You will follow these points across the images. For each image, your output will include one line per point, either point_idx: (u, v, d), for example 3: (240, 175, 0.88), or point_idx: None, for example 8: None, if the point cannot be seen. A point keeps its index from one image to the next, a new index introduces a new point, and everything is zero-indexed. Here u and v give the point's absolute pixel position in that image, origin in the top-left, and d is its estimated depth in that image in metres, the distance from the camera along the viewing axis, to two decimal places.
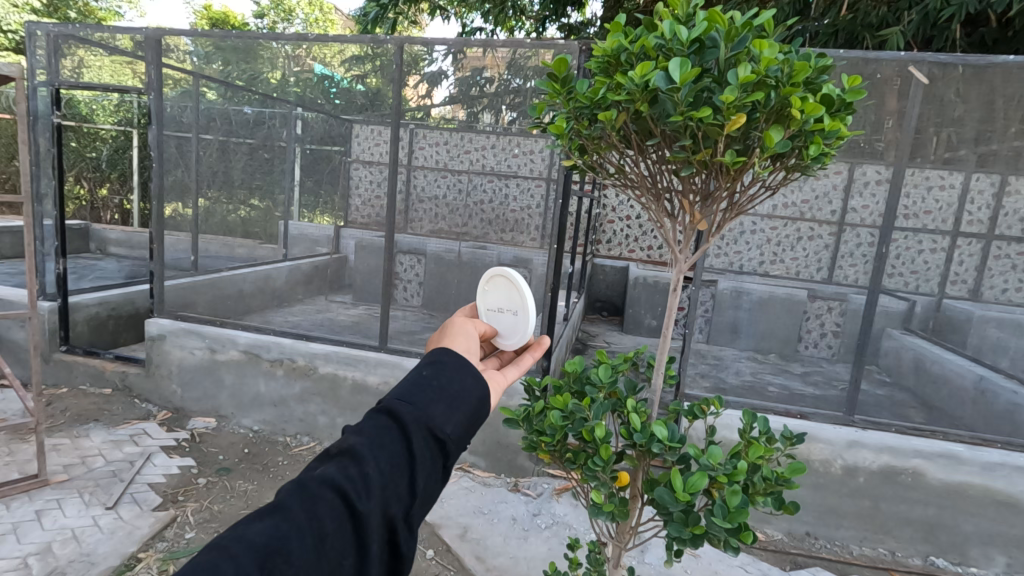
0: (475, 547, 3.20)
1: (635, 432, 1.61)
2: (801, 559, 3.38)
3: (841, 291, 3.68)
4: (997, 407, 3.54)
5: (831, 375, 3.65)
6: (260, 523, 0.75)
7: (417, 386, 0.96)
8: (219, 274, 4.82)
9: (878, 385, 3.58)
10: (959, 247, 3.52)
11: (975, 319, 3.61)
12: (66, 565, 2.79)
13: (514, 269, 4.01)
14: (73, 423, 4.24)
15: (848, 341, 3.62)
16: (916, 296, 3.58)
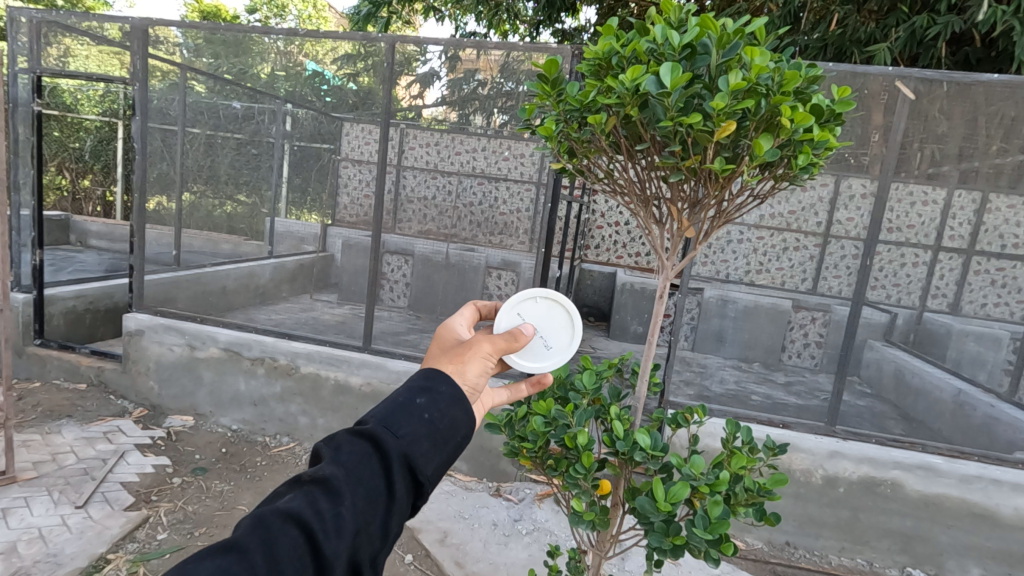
0: (455, 552, 3.17)
1: (617, 440, 1.56)
2: (781, 569, 3.39)
3: (825, 302, 3.67)
4: (975, 419, 3.57)
5: (814, 385, 3.66)
6: (214, 562, 0.73)
7: (405, 413, 0.92)
8: (203, 270, 4.71)
9: (860, 396, 3.60)
10: (940, 261, 3.55)
11: (955, 332, 3.61)
12: (31, 567, 2.69)
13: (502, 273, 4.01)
14: (44, 418, 4.12)
15: (832, 353, 3.66)
16: (898, 309, 3.60)
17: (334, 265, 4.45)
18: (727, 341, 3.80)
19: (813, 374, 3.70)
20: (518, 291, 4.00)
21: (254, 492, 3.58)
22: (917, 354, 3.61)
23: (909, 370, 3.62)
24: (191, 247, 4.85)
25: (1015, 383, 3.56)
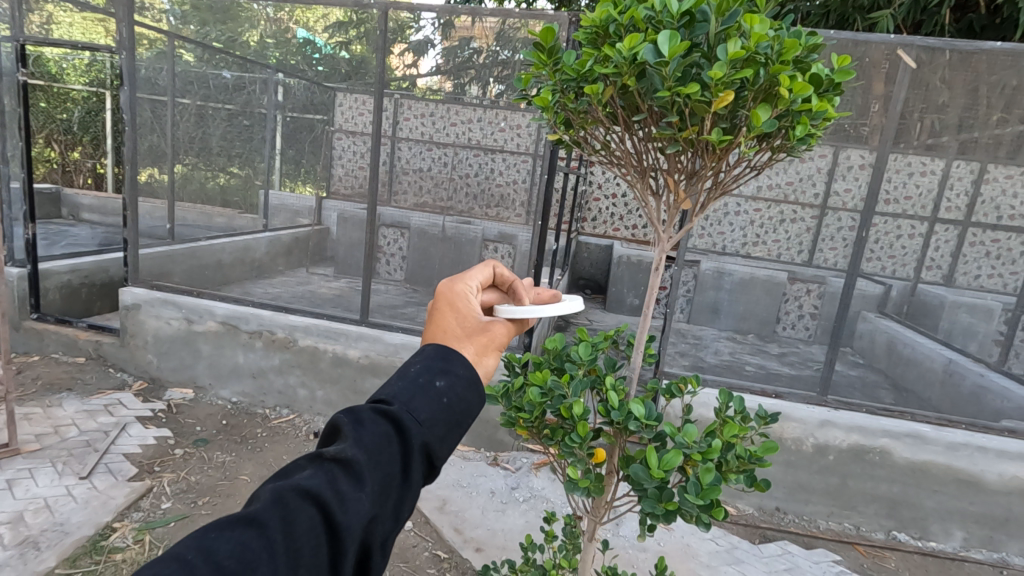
0: (454, 519, 3.25)
1: (612, 409, 1.59)
2: (771, 534, 3.49)
3: (820, 274, 3.67)
4: (964, 388, 3.62)
5: (807, 356, 3.71)
6: (235, 536, 0.74)
7: (425, 397, 0.98)
8: (198, 244, 4.68)
9: (852, 366, 3.64)
10: (937, 233, 3.55)
11: (947, 304, 3.64)
12: (38, 535, 2.75)
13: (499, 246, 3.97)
14: (44, 391, 4.14)
15: (825, 324, 3.67)
16: (893, 280, 3.63)
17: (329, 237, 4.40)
18: (722, 313, 3.84)
19: (806, 345, 3.74)
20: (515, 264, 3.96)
21: (256, 463, 3.64)
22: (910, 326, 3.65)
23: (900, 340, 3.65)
24: (185, 220, 4.79)
25: (1004, 354, 3.61)
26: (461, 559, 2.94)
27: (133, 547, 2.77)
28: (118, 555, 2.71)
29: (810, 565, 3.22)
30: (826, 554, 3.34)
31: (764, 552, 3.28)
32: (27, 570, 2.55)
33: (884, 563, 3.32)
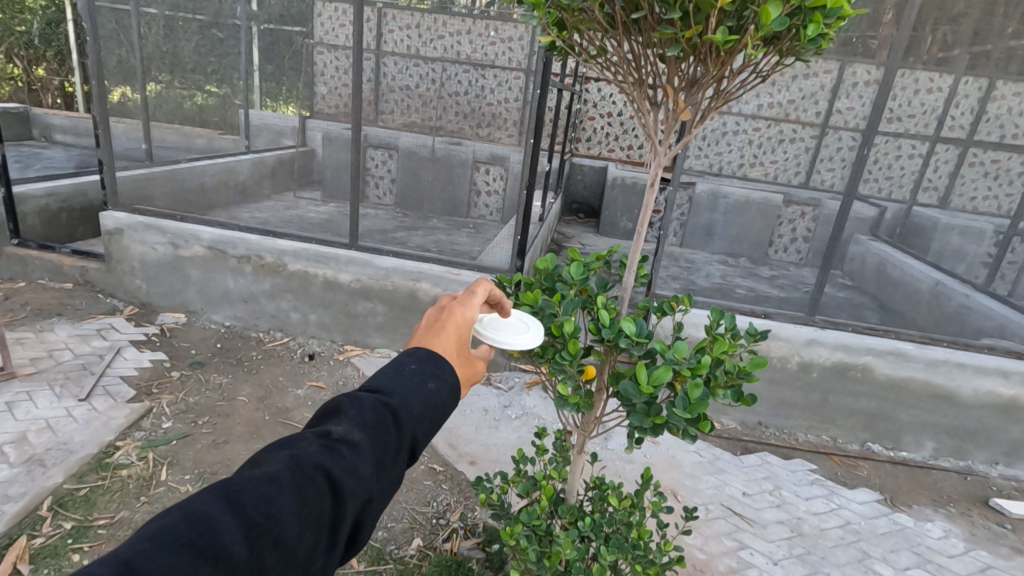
0: (449, 435, 3.36)
1: (603, 328, 1.58)
2: (752, 446, 3.65)
3: (815, 197, 3.62)
4: (948, 309, 3.67)
5: (797, 279, 3.71)
6: (254, 491, 0.74)
7: (423, 385, 0.98)
8: (178, 166, 4.52)
9: (840, 288, 3.67)
10: (937, 152, 3.50)
11: (940, 226, 3.69)
12: (44, 454, 2.82)
13: (491, 168, 3.93)
14: (35, 316, 4.12)
15: (818, 246, 3.67)
16: (888, 203, 3.60)
17: (316, 160, 4.24)
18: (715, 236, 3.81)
19: (796, 269, 3.73)
20: (508, 186, 3.93)
21: (253, 384, 3.71)
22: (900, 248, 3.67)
23: (891, 262, 3.66)
24: (163, 141, 4.68)
25: (990, 275, 3.73)
26: (456, 471, 3.08)
27: (138, 464, 2.86)
28: (124, 471, 2.80)
29: (788, 474, 3.40)
30: (803, 464, 3.52)
31: (745, 463, 3.45)
32: (36, 486, 2.63)
33: (857, 472, 3.51)
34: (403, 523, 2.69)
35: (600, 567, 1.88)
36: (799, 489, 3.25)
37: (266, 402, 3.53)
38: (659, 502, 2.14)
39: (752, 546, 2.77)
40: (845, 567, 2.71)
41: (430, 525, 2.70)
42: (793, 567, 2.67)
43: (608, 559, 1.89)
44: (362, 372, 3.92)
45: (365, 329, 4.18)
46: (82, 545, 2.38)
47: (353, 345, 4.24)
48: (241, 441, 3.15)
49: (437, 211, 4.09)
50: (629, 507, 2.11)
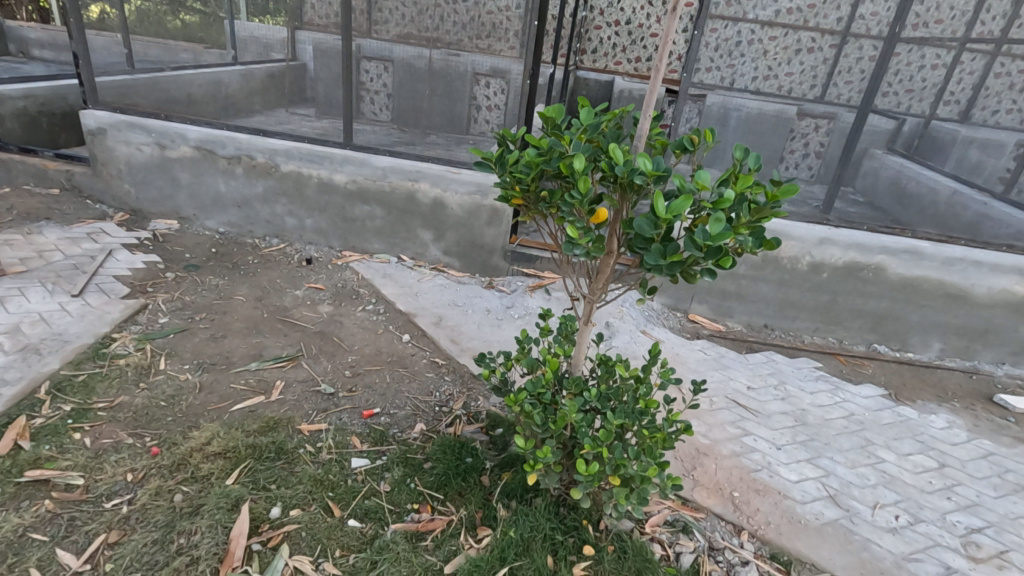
0: (451, 332, 3.32)
1: (616, 166, 1.50)
2: (757, 347, 3.61)
3: (831, 110, 3.43)
4: (964, 219, 3.47)
5: (807, 196, 3.56)
6: None
7: None
8: (163, 72, 4.16)
9: (850, 205, 3.52)
10: (962, 63, 3.26)
11: (960, 139, 3.44)
12: (39, 343, 2.77)
13: (491, 82, 3.62)
14: (22, 220, 4.00)
15: (829, 163, 3.51)
16: (906, 116, 3.40)
17: (308, 74, 3.91)
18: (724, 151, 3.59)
19: (807, 186, 3.57)
20: (508, 103, 3.65)
21: (250, 285, 3.63)
22: (918, 163, 3.48)
23: (906, 175, 3.49)
24: (146, 56, 4.16)
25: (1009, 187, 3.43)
26: (458, 365, 3.04)
27: (136, 354, 2.82)
28: (121, 361, 2.76)
29: (792, 371, 3.37)
30: (808, 363, 3.49)
31: (750, 361, 3.42)
32: (32, 372, 2.60)
33: (862, 370, 3.49)
34: (406, 410, 2.67)
35: (606, 430, 1.84)
36: (803, 384, 3.24)
37: (264, 302, 3.46)
38: (667, 375, 2.09)
39: (756, 432, 2.76)
40: (847, 452, 2.71)
41: (433, 411, 2.67)
42: (796, 452, 2.67)
43: (614, 423, 1.85)
44: (361, 276, 3.83)
45: (363, 234, 4.07)
46: (83, 425, 2.37)
47: (352, 251, 4.13)
48: (240, 336, 3.10)
49: (436, 127, 3.82)
50: (636, 380, 2.05)
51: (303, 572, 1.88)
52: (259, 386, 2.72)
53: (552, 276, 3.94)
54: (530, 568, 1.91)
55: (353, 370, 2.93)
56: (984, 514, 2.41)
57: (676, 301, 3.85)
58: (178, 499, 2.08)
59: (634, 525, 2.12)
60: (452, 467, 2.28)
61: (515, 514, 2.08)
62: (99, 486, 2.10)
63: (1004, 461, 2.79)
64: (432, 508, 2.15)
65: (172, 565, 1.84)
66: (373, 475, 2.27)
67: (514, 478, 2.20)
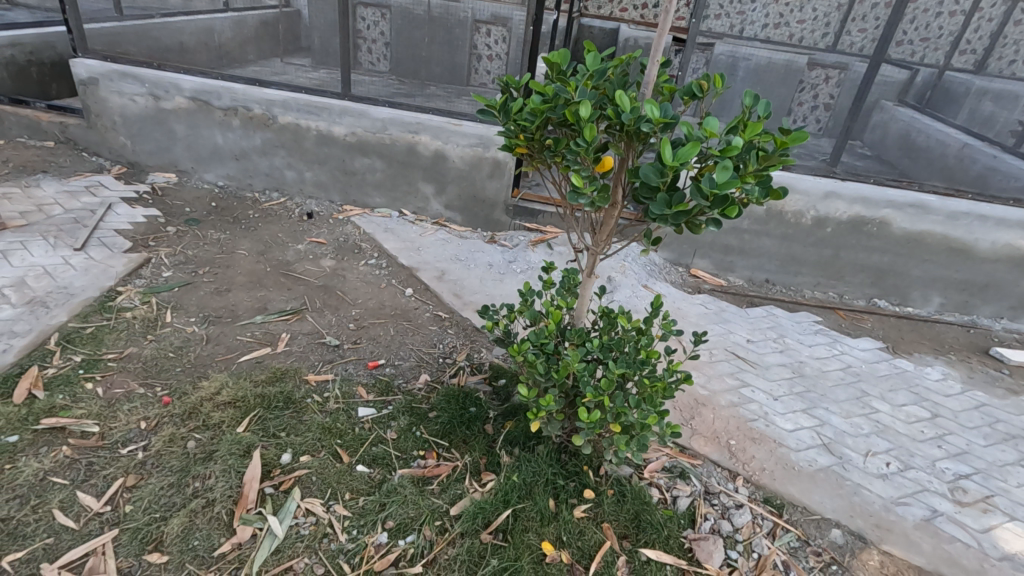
0: (453, 286, 3.33)
1: (622, 113, 1.48)
2: (758, 301, 3.64)
3: (844, 59, 3.33)
4: (971, 173, 3.42)
5: (814, 149, 3.50)
6: None
7: None
8: (151, 20, 4.01)
9: (859, 159, 3.46)
10: (982, 9, 3.15)
11: (973, 91, 3.35)
12: (45, 296, 2.79)
13: (491, 30, 3.51)
14: (18, 173, 3.95)
15: (838, 116, 3.41)
16: (920, 66, 3.29)
17: (302, 21, 3.82)
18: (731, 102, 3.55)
19: (815, 139, 3.51)
20: (510, 52, 3.54)
21: (252, 240, 3.62)
22: (928, 115, 3.38)
23: (915, 129, 3.39)
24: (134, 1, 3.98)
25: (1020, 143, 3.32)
26: (461, 318, 3.07)
27: (142, 307, 2.84)
28: (128, 314, 2.79)
29: (792, 325, 3.41)
30: (807, 317, 3.52)
31: (750, 315, 3.45)
32: (41, 324, 2.62)
33: (862, 324, 3.52)
34: (410, 362, 2.71)
35: (608, 380, 1.88)
36: (802, 338, 3.28)
37: (266, 256, 3.46)
38: (669, 327, 2.11)
39: (754, 384, 2.81)
40: (843, 403, 2.77)
41: (437, 363, 2.72)
42: (793, 402, 2.73)
43: (616, 373, 1.89)
44: (363, 230, 3.82)
45: (364, 187, 4.02)
46: (94, 376, 2.41)
47: (352, 205, 4.10)
48: (244, 289, 3.12)
49: (437, 78, 3.74)
50: (637, 331, 2.08)
51: (314, 513, 1.96)
52: (265, 339, 2.76)
53: (554, 230, 3.92)
54: (532, 510, 1.98)
55: (357, 323, 2.96)
56: (972, 462, 2.48)
57: (678, 256, 3.85)
58: (191, 446, 2.14)
59: (633, 471, 2.20)
60: (456, 416, 2.34)
61: (518, 460, 2.15)
62: (114, 433, 2.16)
63: (995, 412, 2.85)
64: (438, 454, 2.22)
65: (189, 507, 1.92)
66: (379, 424, 2.33)
67: (517, 427, 2.26)
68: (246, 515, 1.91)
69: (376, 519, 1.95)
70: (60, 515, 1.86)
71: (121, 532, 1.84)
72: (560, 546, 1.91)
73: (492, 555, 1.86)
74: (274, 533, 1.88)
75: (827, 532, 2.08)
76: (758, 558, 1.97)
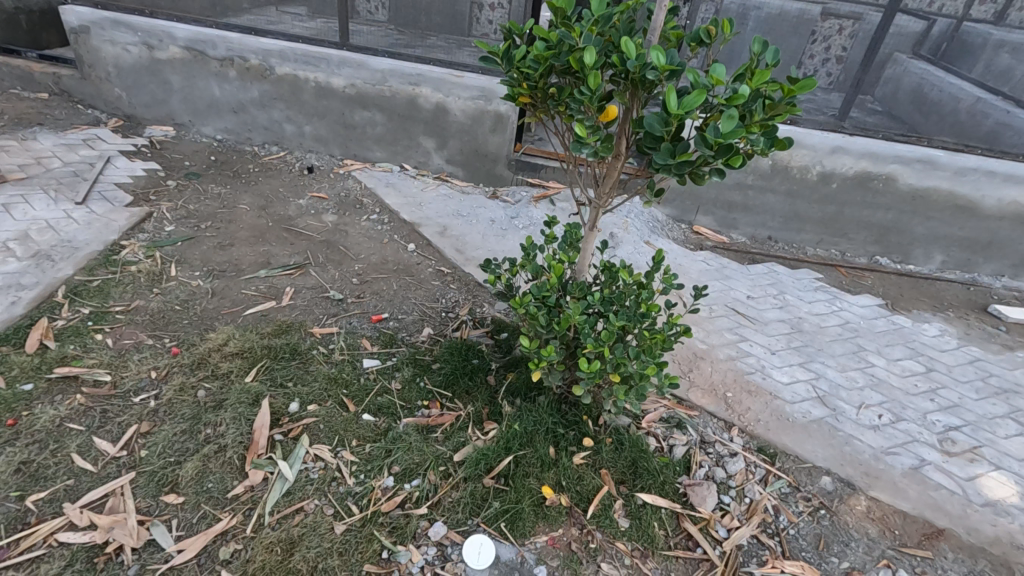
0: (455, 242, 3.33)
1: (628, 60, 1.45)
2: (759, 258, 3.64)
3: (857, 8, 3.20)
4: (983, 129, 3.34)
5: (823, 104, 3.43)
6: None
7: None
8: None
9: (869, 114, 3.39)
10: None
11: (991, 44, 3.30)
12: (50, 250, 2.81)
13: None
14: (14, 125, 3.89)
15: (850, 69, 3.34)
16: (937, 17, 3.23)
17: None
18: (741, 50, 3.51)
19: (824, 93, 3.44)
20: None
21: (253, 194, 3.60)
22: (943, 68, 3.33)
23: (929, 83, 3.32)
24: None
25: None
26: (464, 273, 3.09)
27: (146, 261, 2.86)
28: (133, 267, 2.81)
29: (793, 282, 3.42)
30: (808, 274, 3.53)
31: (751, 271, 3.46)
32: (48, 277, 2.65)
33: (862, 281, 3.53)
34: (413, 316, 2.75)
35: (609, 332, 1.92)
36: (802, 294, 3.30)
37: (268, 211, 3.45)
38: (670, 281, 2.12)
39: (752, 339, 2.85)
40: (839, 358, 2.81)
41: (439, 317, 2.75)
42: (790, 357, 2.77)
43: (617, 325, 1.92)
44: (364, 185, 3.79)
45: (364, 141, 3.97)
46: (103, 327, 2.45)
47: (353, 160, 4.05)
48: (247, 244, 3.12)
49: (437, 27, 3.62)
50: (638, 285, 2.10)
51: (323, 459, 2.03)
52: (269, 293, 2.79)
53: (557, 185, 3.89)
54: (533, 457, 2.05)
55: (360, 277, 2.98)
56: (963, 414, 2.54)
57: (681, 212, 3.83)
58: (202, 395, 2.20)
59: (631, 421, 2.26)
60: (459, 368, 2.39)
61: (519, 410, 2.21)
62: (126, 382, 2.21)
63: (989, 367, 2.90)
64: (441, 404, 2.28)
65: (202, 452, 1.98)
66: (384, 375, 2.39)
67: (518, 378, 2.32)
68: (257, 460, 1.99)
69: (382, 464, 2.02)
70: (78, 458, 1.93)
71: (138, 475, 1.91)
72: (560, 491, 1.99)
73: (493, 498, 1.94)
74: (285, 476, 1.95)
75: (818, 480, 2.16)
76: (749, 503, 2.05)
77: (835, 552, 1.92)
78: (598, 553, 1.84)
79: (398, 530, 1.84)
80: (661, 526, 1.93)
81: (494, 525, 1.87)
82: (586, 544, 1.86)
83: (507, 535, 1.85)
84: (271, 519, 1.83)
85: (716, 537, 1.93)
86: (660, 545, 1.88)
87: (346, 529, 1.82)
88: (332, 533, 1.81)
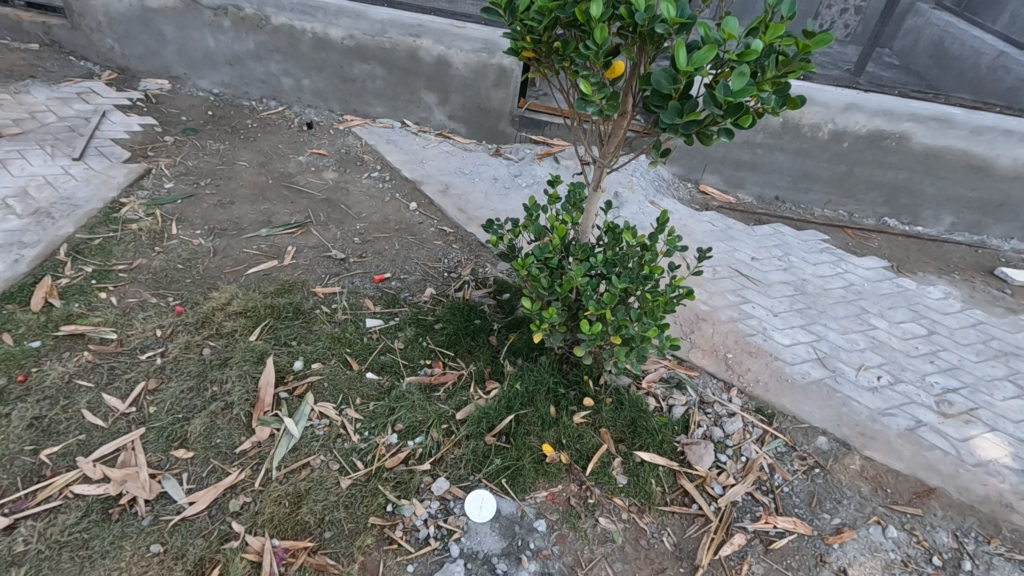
0: (458, 201, 3.28)
1: (636, 12, 1.39)
2: (765, 219, 3.59)
3: None
4: (1003, 85, 3.28)
5: (839, 58, 3.34)
6: None
7: None
8: None
9: (886, 69, 3.34)
10: None
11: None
12: (49, 207, 2.79)
13: None
14: (6, 78, 3.80)
15: (869, 23, 3.32)
16: None
17: None
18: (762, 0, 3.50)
19: (841, 47, 3.37)
20: None
21: (251, 151, 3.54)
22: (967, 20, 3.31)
23: (951, 36, 3.29)
24: None
25: None
26: (466, 233, 3.06)
27: (147, 219, 2.84)
28: (134, 226, 2.79)
29: (798, 243, 3.39)
30: (815, 236, 3.48)
31: (756, 233, 3.42)
32: (49, 235, 2.64)
33: (868, 243, 3.48)
34: (415, 276, 2.74)
35: (610, 294, 1.91)
36: (807, 256, 3.27)
37: (267, 168, 3.40)
38: (674, 243, 2.09)
39: (754, 301, 2.85)
40: (842, 320, 2.81)
41: (442, 277, 2.74)
42: (791, 319, 2.77)
43: (619, 288, 1.91)
44: (364, 141, 3.72)
45: (363, 96, 3.87)
46: (107, 286, 2.46)
47: (353, 115, 3.96)
48: (247, 202, 3.09)
49: None
50: (642, 247, 2.07)
51: (328, 416, 2.07)
52: (271, 252, 2.78)
53: (561, 142, 3.80)
54: (534, 416, 2.08)
55: (362, 237, 2.96)
56: (962, 377, 2.56)
57: (688, 171, 3.75)
58: (207, 353, 2.22)
59: (632, 382, 2.29)
60: (460, 328, 2.40)
61: (520, 370, 2.24)
62: (132, 340, 2.24)
63: (991, 330, 2.89)
64: (444, 363, 2.30)
65: (209, 409, 2.02)
66: (386, 334, 2.40)
67: (521, 339, 2.33)
68: (264, 417, 2.03)
69: (386, 422, 2.06)
70: (88, 414, 1.98)
71: (147, 431, 1.95)
72: (560, 449, 2.03)
73: (495, 455, 1.98)
74: (291, 433, 1.99)
75: (814, 440, 2.19)
76: (746, 461, 2.09)
77: (827, 509, 1.97)
78: (597, 509, 1.90)
79: (402, 485, 1.89)
80: (658, 484, 1.98)
81: (495, 481, 1.92)
82: (585, 499, 1.91)
83: (508, 491, 1.90)
84: (279, 473, 1.88)
85: (712, 494, 1.98)
86: (657, 501, 1.94)
87: (351, 484, 1.88)
88: (337, 487, 1.86)
